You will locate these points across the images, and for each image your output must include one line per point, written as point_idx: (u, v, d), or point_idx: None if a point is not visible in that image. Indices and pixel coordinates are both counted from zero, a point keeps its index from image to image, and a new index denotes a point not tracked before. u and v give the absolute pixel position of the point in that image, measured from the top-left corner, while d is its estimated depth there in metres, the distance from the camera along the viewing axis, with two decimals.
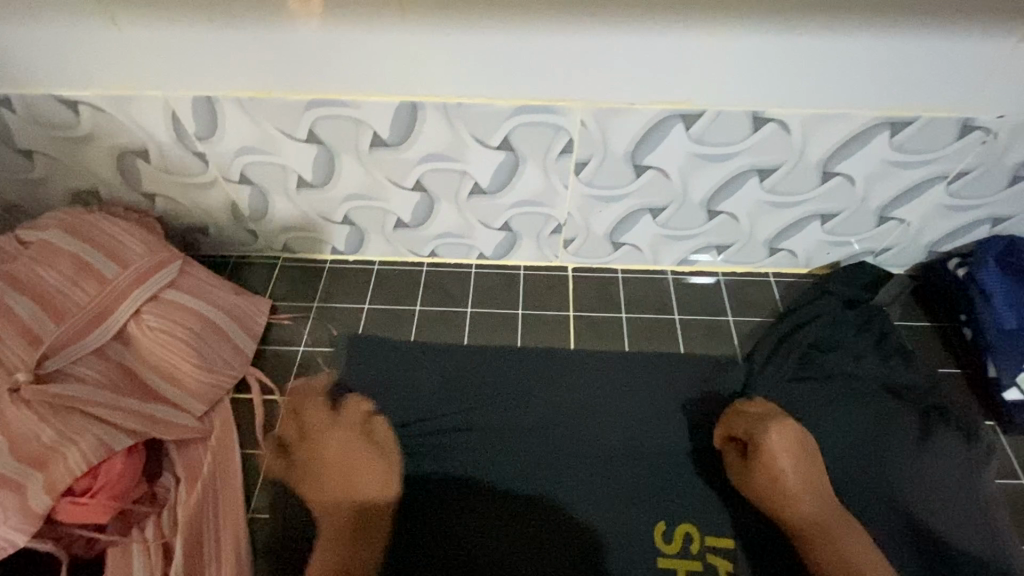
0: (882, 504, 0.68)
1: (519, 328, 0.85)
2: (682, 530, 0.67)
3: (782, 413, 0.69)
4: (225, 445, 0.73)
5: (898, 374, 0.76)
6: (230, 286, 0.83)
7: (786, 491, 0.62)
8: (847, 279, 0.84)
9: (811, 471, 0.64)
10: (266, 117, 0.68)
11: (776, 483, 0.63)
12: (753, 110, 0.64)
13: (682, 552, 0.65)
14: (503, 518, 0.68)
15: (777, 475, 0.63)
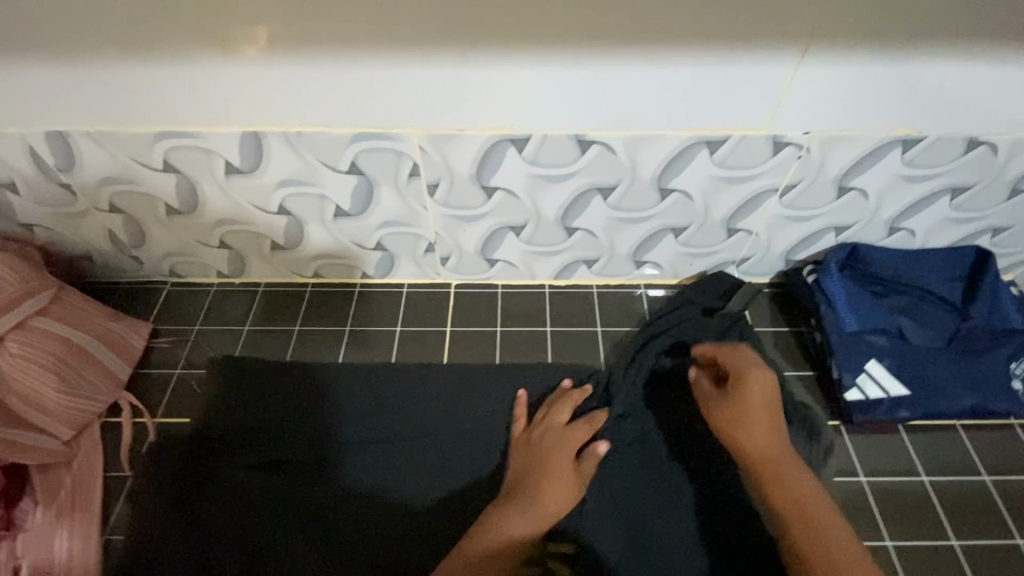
0: (717, 505, 0.71)
1: (395, 345, 0.89)
2: None
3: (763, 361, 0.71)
4: (87, 468, 0.74)
5: None
6: (108, 312, 0.84)
7: (751, 420, 0.64)
8: (707, 287, 0.87)
9: (776, 413, 0.66)
10: (120, 149, 0.71)
11: (748, 412, 0.65)
12: (575, 134, 0.68)
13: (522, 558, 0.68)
14: (353, 532, 0.71)
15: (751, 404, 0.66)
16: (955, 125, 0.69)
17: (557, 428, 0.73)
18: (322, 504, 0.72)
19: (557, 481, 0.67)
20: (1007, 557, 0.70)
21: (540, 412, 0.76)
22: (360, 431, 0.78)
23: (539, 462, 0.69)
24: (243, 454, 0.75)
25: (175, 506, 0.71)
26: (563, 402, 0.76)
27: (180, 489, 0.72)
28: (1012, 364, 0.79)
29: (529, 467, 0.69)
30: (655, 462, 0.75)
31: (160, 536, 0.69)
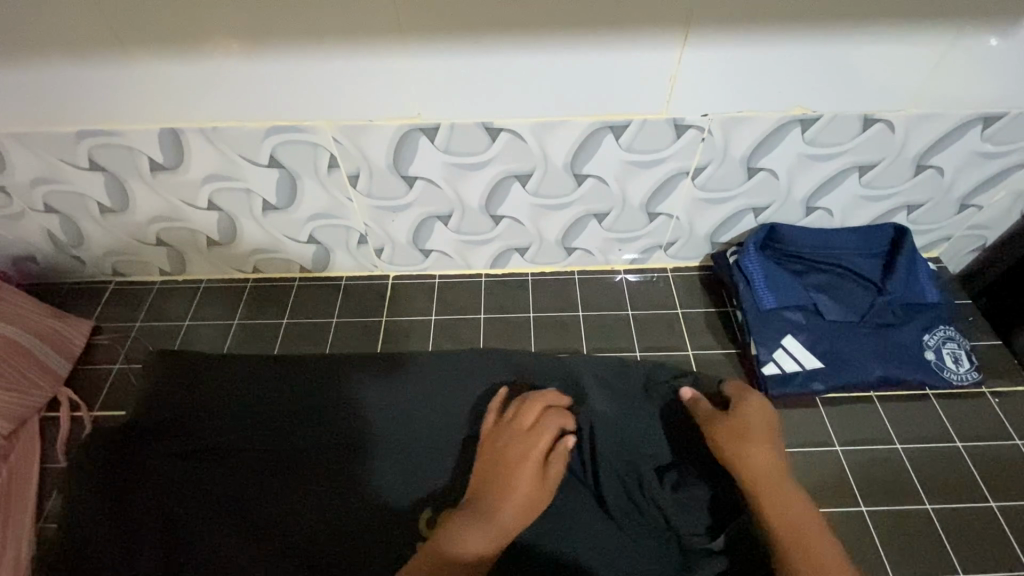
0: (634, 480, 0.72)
1: (332, 335, 0.91)
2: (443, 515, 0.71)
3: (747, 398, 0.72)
4: (26, 461, 0.77)
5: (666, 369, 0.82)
6: (49, 310, 0.87)
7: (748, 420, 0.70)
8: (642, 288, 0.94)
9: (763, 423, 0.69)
10: (46, 150, 0.73)
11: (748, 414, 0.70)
12: (482, 122, 0.71)
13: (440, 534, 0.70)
14: (276, 528, 0.71)
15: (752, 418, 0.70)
16: (847, 103, 0.72)
17: (524, 431, 0.69)
18: (245, 499, 0.73)
19: (520, 489, 0.63)
20: (914, 521, 0.72)
21: (511, 411, 0.72)
22: (296, 417, 0.79)
23: (506, 466, 0.66)
24: (181, 441, 0.76)
25: (97, 501, 0.72)
26: (527, 410, 0.72)
27: (105, 483, 0.73)
28: (925, 335, 0.82)
29: (496, 468, 0.66)
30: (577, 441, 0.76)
31: (84, 530, 0.70)
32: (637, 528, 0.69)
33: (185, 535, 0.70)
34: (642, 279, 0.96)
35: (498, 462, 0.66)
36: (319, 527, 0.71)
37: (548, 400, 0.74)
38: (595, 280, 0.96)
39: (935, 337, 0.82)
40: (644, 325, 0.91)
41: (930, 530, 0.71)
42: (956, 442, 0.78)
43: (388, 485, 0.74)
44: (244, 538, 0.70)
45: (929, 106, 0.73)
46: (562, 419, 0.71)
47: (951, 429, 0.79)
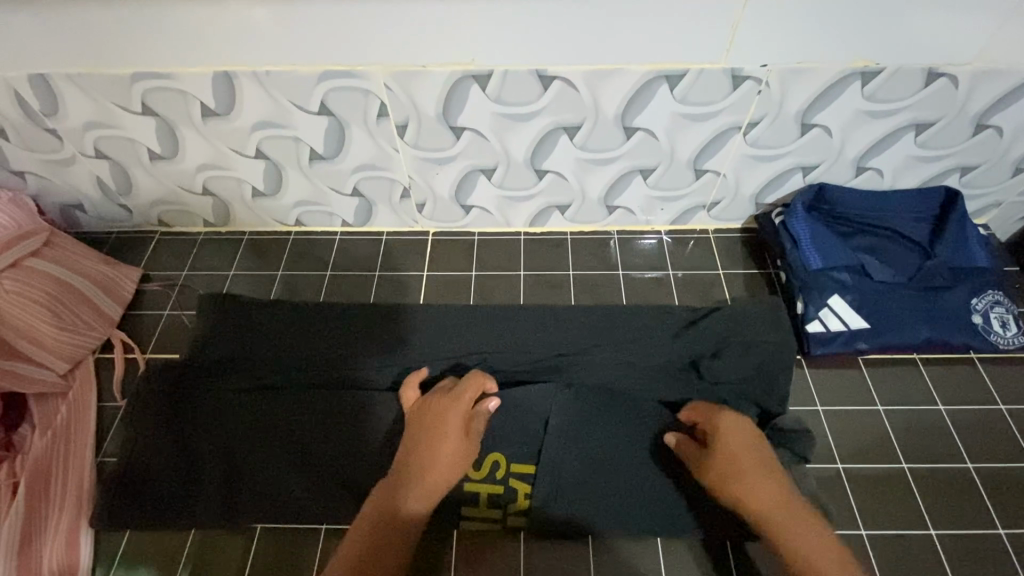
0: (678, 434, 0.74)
1: (374, 287, 0.92)
2: (491, 459, 0.72)
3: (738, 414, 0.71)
4: (81, 399, 0.79)
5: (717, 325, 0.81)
6: (100, 257, 0.89)
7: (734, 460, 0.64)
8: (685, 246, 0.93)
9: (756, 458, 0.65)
10: (101, 92, 0.74)
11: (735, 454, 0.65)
12: (536, 69, 0.70)
13: (488, 477, 0.71)
14: (330, 466, 0.73)
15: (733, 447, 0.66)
16: (912, 55, 0.70)
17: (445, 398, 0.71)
18: (298, 439, 0.74)
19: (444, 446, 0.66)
20: (956, 479, 0.72)
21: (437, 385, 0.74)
22: (344, 361, 0.81)
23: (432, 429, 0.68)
24: (234, 381, 0.78)
25: (160, 436, 0.75)
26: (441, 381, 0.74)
27: (165, 421, 0.76)
28: (973, 299, 0.81)
29: (418, 435, 0.68)
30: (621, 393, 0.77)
31: (148, 463, 0.73)
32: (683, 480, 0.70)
33: (244, 469, 0.73)
34: (682, 241, 0.95)
35: (423, 431, 0.68)
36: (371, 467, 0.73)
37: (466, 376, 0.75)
38: (635, 240, 0.96)
39: (983, 301, 0.81)
40: (684, 286, 0.91)
41: (970, 488, 0.72)
42: (999, 405, 0.78)
43: None
44: (298, 473, 0.73)
45: (997, 61, 0.70)
46: (478, 382, 0.73)
47: (994, 393, 0.79)
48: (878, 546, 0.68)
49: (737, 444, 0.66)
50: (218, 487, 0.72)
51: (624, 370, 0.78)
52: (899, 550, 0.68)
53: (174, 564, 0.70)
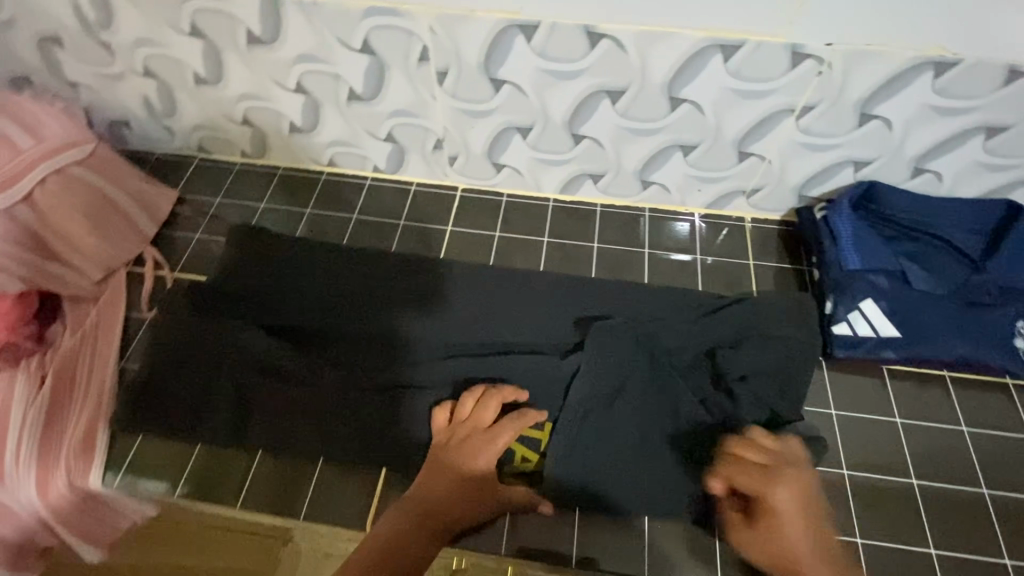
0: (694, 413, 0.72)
1: (397, 236, 0.92)
2: None
3: (790, 463, 0.64)
4: (111, 306, 0.82)
5: (740, 315, 0.79)
6: (141, 174, 0.91)
7: (782, 546, 0.60)
8: (720, 234, 0.91)
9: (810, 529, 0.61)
10: (154, 8, 0.75)
11: (784, 540, 0.61)
12: (585, 26, 0.68)
13: None
14: (336, 407, 0.74)
15: (790, 539, 0.60)
16: (994, 47, 0.64)
17: (484, 431, 0.70)
18: (304, 376, 0.76)
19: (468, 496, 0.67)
20: (965, 504, 0.69)
21: (463, 412, 0.72)
22: (359, 305, 0.82)
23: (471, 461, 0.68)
24: (251, 311, 0.81)
25: (177, 356, 0.77)
26: (489, 406, 0.71)
27: (181, 344, 0.78)
28: (1018, 322, 0.75)
29: (447, 470, 0.68)
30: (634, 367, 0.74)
31: (163, 379, 0.76)
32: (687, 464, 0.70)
33: (249, 398, 0.75)
34: (716, 227, 0.91)
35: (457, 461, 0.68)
36: (370, 412, 0.74)
37: (505, 399, 0.73)
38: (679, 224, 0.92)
39: None
40: (710, 271, 0.88)
41: (980, 515, 0.69)
42: None
43: (442, 376, 0.76)
44: (305, 406, 0.74)
45: None
46: (512, 430, 0.70)
47: None
48: (871, 557, 0.66)
49: (791, 517, 0.61)
50: (224, 412, 0.74)
51: (649, 344, 0.76)
52: (893, 563, 0.66)
53: (177, 474, 0.73)
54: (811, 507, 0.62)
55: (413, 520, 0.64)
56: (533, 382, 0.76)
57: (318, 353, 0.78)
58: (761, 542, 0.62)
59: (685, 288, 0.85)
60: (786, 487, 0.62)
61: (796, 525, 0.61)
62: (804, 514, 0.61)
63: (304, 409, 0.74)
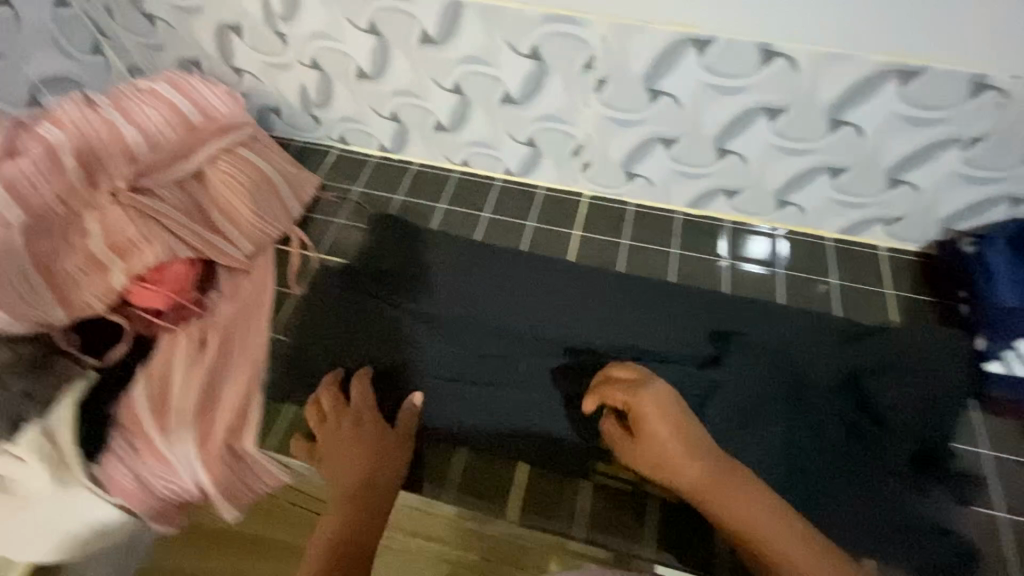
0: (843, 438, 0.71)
1: (526, 236, 0.94)
2: None
3: (648, 377, 0.68)
4: (262, 279, 0.87)
5: (886, 345, 0.77)
6: (290, 159, 0.97)
7: (672, 457, 0.62)
8: (854, 260, 0.89)
9: (678, 433, 0.63)
10: (338, 4, 0.80)
11: (663, 445, 0.63)
12: (763, 43, 0.69)
13: None
14: (474, 394, 0.79)
15: (663, 443, 0.63)
16: None
17: (377, 424, 0.75)
18: (451, 358, 0.81)
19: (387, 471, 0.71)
20: None
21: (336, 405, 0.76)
22: (491, 299, 0.86)
23: (339, 450, 0.72)
24: (392, 296, 0.86)
25: (336, 321, 0.84)
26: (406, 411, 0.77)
27: (341, 311, 0.85)
28: None
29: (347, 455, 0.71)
30: (775, 386, 0.74)
31: (322, 342, 0.83)
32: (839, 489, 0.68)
33: (398, 370, 0.80)
34: (850, 252, 0.90)
35: (370, 454, 0.72)
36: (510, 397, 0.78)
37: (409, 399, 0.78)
38: (754, 244, 0.91)
39: None
40: (847, 296, 0.86)
41: None
42: None
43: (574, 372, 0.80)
44: (445, 390, 0.79)
45: None
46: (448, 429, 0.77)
47: None
48: None
49: (654, 420, 0.64)
50: (375, 377, 0.80)
51: (790, 362, 0.76)
52: None
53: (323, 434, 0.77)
54: (692, 420, 0.64)
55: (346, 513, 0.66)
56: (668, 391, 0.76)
57: (466, 341, 0.82)
58: (641, 451, 0.64)
59: (822, 311, 0.83)
60: (653, 392, 0.65)
61: (669, 440, 0.62)
62: (670, 419, 0.64)
63: (445, 394, 0.79)
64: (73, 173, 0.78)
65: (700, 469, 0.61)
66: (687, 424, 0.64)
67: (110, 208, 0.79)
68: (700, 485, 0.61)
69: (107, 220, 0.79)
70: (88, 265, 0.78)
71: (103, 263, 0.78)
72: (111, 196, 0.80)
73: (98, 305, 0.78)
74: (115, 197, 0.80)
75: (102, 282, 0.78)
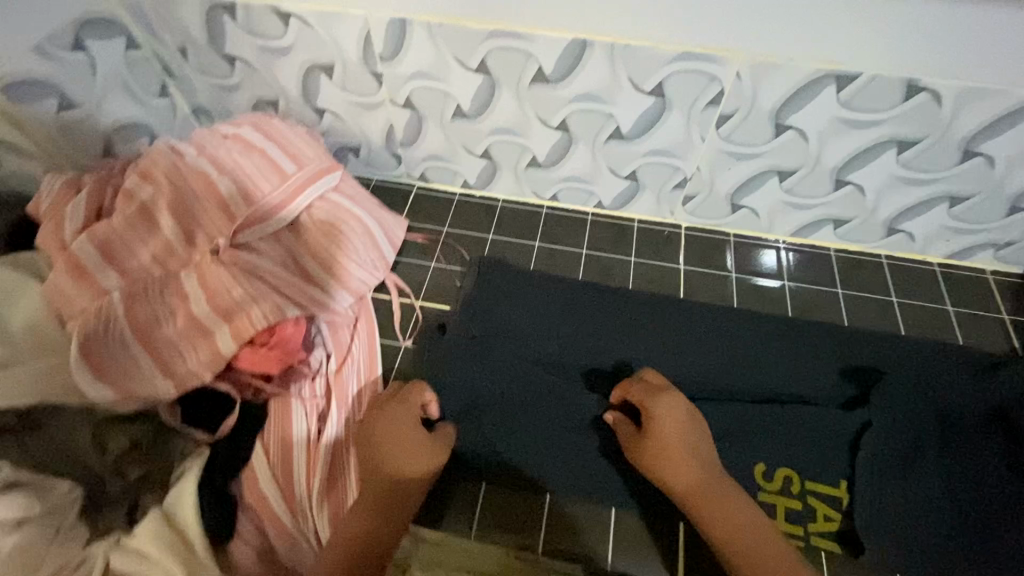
0: (1002, 478, 0.68)
1: (632, 274, 0.91)
2: (784, 473, 0.71)
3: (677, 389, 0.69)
4: (368, 332, 0.82)
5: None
6: (378, 202, 0.92)
7: (667, 458, 0.63)
8: (962, 284, 0.89)
9: (686, 437, 0.64)
10: (449, 44, 0.75)
11: (664, 444, 0.64)
12: (909, 79, 0.67)
13: (783, 492, 0.70)
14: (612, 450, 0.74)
15: (660, 439, 0.64)
16: None
17: (416, 425, 0.68)
18: (599, 420, 0.76)
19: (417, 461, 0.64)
20: None
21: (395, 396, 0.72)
22: (607, 344, 0.83)
23: (387, 444, 0.65)
24: (505, 345, 0.82)
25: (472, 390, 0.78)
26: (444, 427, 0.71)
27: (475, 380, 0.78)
28: None
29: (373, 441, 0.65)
30: (927, 425, 0.71)
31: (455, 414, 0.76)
32: (1012, 535, 0.65)
33: (542, 439, 0.75)
34: (957, 277, 0.90)
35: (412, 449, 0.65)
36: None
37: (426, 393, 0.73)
38: (767, 253, 0.93)
39: None
40: (965, 323, 0.86)
41: None
42: None
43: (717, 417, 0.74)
44: (580, 447, 0.75)
45: None
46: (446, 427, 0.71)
47: None
48: None
49: (665, 424, 0.65)
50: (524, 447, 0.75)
51: (936, 400, 0.73)
52: None
53: (471, 507, 0.73)
54: (699, 421, 0.66)
55: (370, 513, 0.59)
56: (820, 438, 0.72)
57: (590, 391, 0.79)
58: (643, 449, 0.65)
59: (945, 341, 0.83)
60: (670, 398, 0.67)
61: (668, 436, 0.64)
62: (681, 422, 0.65)
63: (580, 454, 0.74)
64: (169, 232, 0.75)
65: (684, 471, 0.62)
66: (696, 427, 0.65)
67: (210, 267, 0.74)
68: (686, 491, 0.61)
69: (208, 281, 0.73)
70: (191, 332, 0.71)
71: (207, 328, 0.72)
72: (212, 255, 0.74)
73: (204, 375, 0.71)
74: (216, 255, 0.74)
75: (208, 349, 0.71)
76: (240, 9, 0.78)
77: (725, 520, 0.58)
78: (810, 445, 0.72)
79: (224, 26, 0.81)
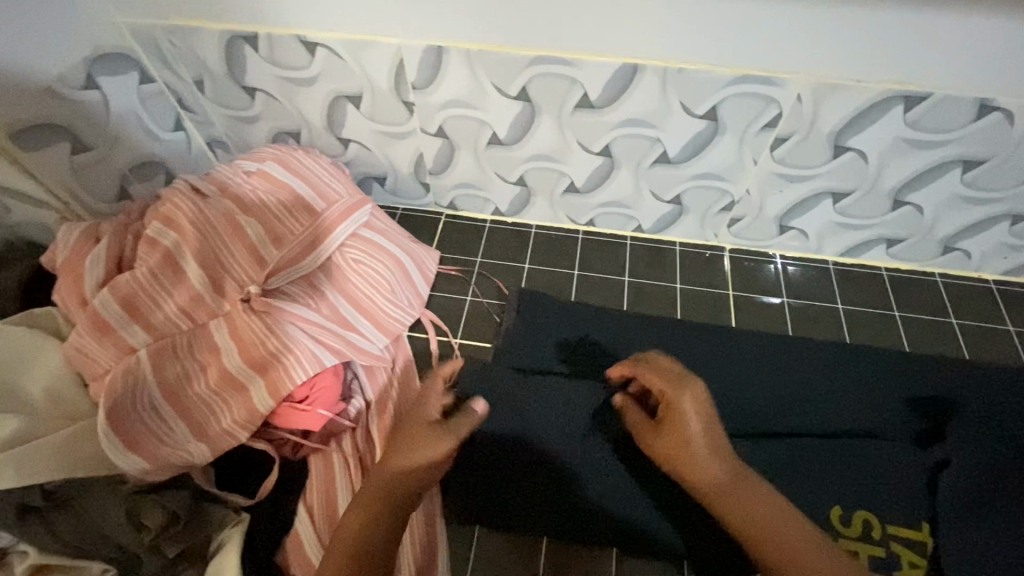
0: None
1: (679, 302, 0.87)
2: (861, 516, 0.67)
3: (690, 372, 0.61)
4: (407, 376, 0.76)
5: None
6: (408, 234, 0.87)
7: (694, 458, 0.55)
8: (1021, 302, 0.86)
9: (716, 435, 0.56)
10: (488, 71, 0.71)
11: (687, 440, 0.56)
12: (981, 98, 0.64)
13: (863, 537, 0.66)
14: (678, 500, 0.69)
15: (685, 433, 0.57)
16: None
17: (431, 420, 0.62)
18: None
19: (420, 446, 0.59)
20: None
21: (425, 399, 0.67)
22: None
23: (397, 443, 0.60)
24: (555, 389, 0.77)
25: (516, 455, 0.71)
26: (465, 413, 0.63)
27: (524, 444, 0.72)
28: None
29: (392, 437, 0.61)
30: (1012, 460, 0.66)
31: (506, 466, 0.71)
32: None
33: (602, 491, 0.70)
34: (1016, 294, 0.87)
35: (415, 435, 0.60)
36: None
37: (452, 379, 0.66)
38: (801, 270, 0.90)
39: None
40: None
41: None
42: None
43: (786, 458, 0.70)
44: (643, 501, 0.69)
45: None
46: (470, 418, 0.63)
47: None
48: None
49: (681, 417, 0.58)
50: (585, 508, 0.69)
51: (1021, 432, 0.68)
52: None
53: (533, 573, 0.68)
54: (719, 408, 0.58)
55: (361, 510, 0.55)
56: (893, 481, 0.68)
57: None
58: (661, 446, 0.58)
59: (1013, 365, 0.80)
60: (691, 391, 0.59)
61: (692, 432, 0.56)
62: (706, 414, 0.57)
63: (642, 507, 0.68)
64: (196, 282, 0.69)
65: (717, 466, 0.54)
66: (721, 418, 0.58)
67: (241, 317, 0.69)
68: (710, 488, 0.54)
69: (241, 333, 0.69)
70: (225, 387, 0.67)
71: (241, 383, 0.67)
72: (243, 303, 0.69)
73: (241, 435, 0.66)
74: (247, 304, 0.69)
75: (243, 407, 0.66)
76: (263, 41, 0.73)
77: (753, 515, 0.52)
78: (885, 488, 0.68)
79: (245, 57, 0.75)
